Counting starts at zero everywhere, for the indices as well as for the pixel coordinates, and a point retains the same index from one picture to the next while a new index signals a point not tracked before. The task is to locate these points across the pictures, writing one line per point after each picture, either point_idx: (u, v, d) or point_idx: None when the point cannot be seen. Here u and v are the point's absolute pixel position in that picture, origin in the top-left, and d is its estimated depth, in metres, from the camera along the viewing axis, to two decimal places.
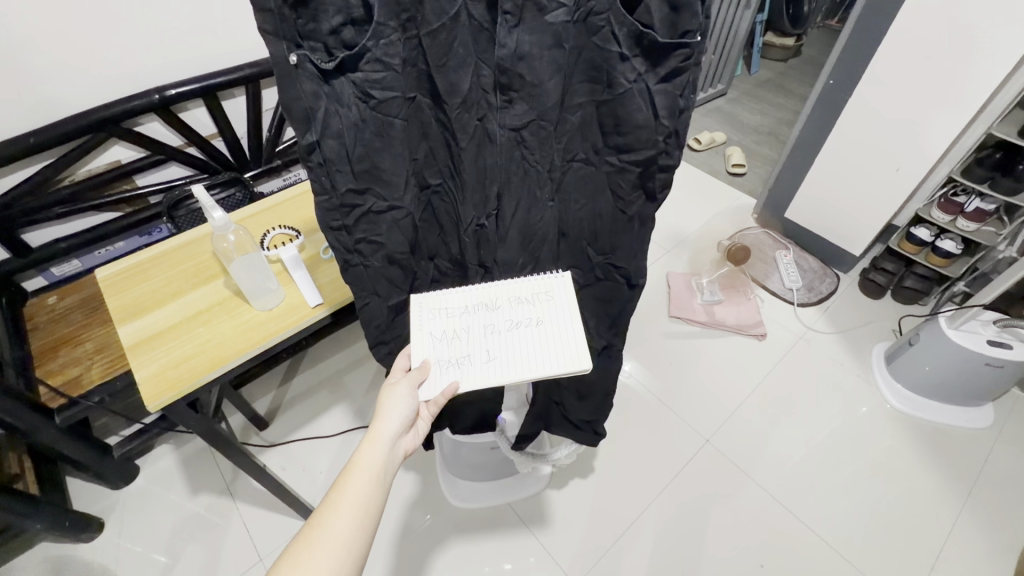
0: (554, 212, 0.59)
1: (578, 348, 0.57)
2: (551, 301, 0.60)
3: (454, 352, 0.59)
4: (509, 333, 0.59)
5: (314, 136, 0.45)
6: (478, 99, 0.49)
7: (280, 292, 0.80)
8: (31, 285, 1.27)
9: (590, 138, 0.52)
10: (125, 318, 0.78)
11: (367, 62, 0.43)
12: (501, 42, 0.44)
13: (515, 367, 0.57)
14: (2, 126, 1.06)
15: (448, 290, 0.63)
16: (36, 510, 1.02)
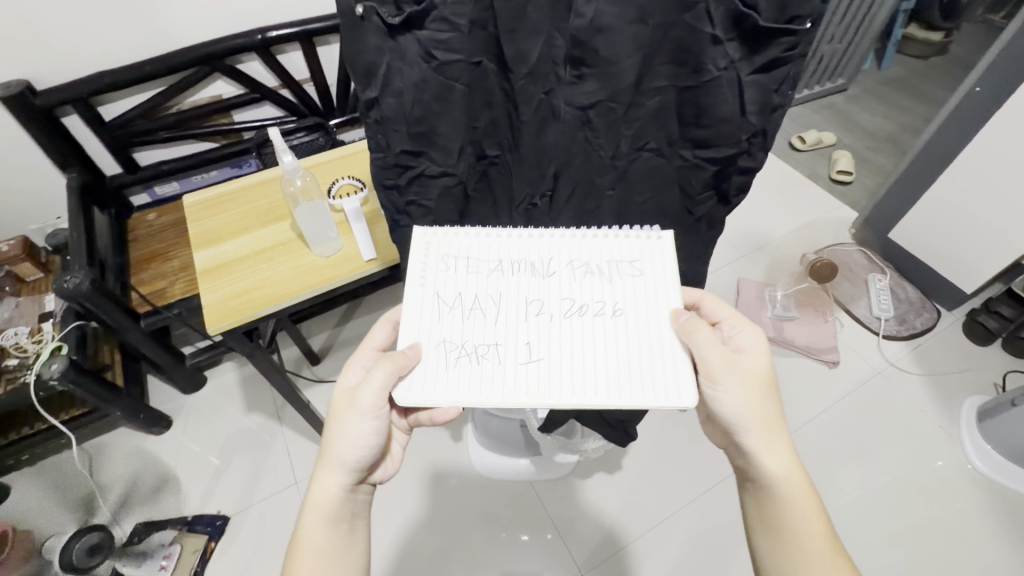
0: (615, 202, 0.55)
1: (657, 367, 0.50)
2: (635, 281, 0.54)
3: (473, 333, 0.52)
4: (549, 324, 0.52)
5: (374, 92, 0.43)
6: (547, 71, 0.45)
7: (338, 242, 0.82)
8: (137, 200, 1.41)
9: (666, 128, 0.48)
10: (201, 245, 0.84)
11: (434, 20, 0.41)
12: (579, 10, 0.40)
13: (554, 373, 0.50)
14: (124, 51, 1.17)
15: (467, 240, 0.56)
16: (118, 398, 1.17)
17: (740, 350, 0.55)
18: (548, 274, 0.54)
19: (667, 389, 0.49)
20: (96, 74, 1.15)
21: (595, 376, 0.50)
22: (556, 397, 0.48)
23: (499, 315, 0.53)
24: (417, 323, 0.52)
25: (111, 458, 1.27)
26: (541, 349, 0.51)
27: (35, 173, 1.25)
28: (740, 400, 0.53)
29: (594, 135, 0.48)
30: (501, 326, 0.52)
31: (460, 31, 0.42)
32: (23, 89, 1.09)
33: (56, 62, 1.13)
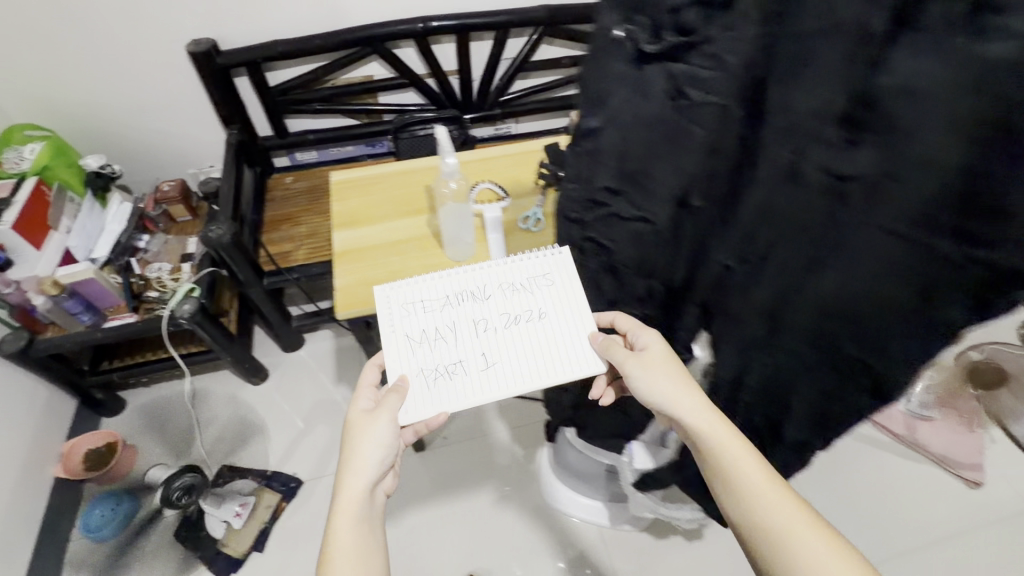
0: (826, 291, 0.43)
1: (579, 359, 0.62)
2: (546, 291, 0.65)
3: (434, 355, 0.63)
4: (488, 336, 0.64)
5: (601, 117, 0.44)
6: (808, 127, 0.37)
7: (472, 249, 0.80)
8: (279, 162, 1.50)
9: (937, 218, 0.35)
10: (341, 225, 0.85)
11: (697, 55, 0.38)
12: (888, 66, 0.32)
13: (501, 372, 0.62)
14: (300, 24, 1.24)
15: (417, 285, 0.67)
16: (230, 345, 1.24)
17: (639, 335, 0.62)
18: (485, 300, 0.66)
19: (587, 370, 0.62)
20: (272, 42, 1.22)
21: (542, 365, 0.62)
22: (517, 389, 0.61)
23: (451, 334, 0.64)
24: (396, 352, 0.63)
25: (212, 396, 1.36)
26: (495, 355, 0.63)
27: (203, 123, 1.36)
28: (655, 377, 0.59)
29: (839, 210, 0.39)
30: (459, 347, 0.64)
31: (720, 73, 0.38)
32: (210, 47, 1.17)
33: (242, 26, 1.21)
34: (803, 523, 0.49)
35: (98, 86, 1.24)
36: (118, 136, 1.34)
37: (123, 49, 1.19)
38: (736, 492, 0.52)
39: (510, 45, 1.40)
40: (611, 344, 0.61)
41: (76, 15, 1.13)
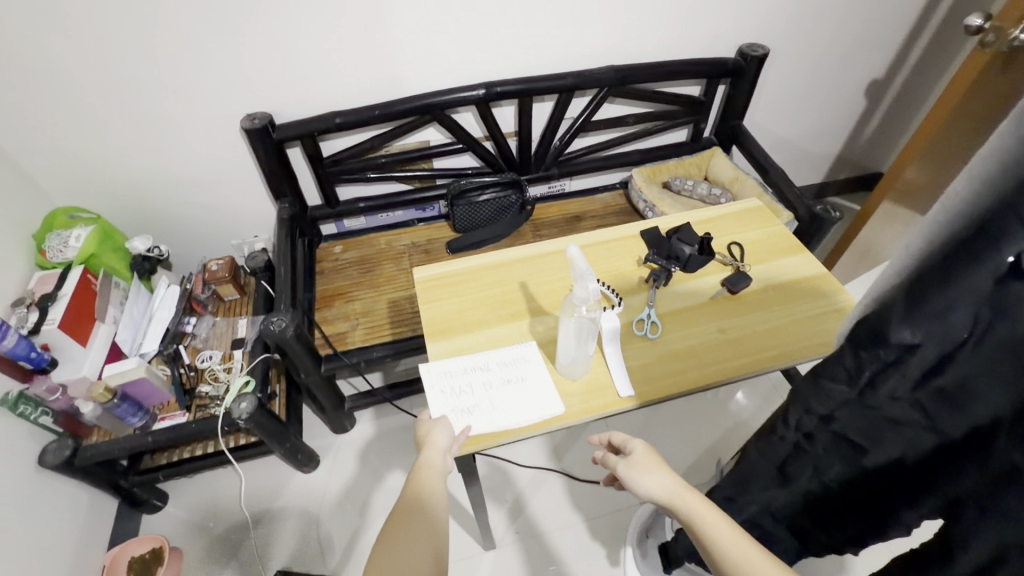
0: None
1: (557, 398, 0.68)
2: (529, 356, 0.73)
3: (463, 404, 0.68)
4: (506, 384, 0.69)
5: (912, 337, 0.36)
6: None
7: (589, 366, 0.70)
8: (326, 230, 1.42)
9: None
10: (434, 335, 0.76)
11: None
12: None
13: (518, 407, 0.67)
14: (358, 94, 1.17)
15: (441, 359, 0.73)
16: (284, 436, 1.15)
17: (628, 439, 0.60)
18: (488, 362, 0.72)
19: (556, 401, 0.68)
20: (329, 114, 1.16)
21: (537, 401, 0.68)
22: (521, 419, 0.66)
23: (479, 385, 0.70)
24: (438, 408, 0.67)
25: (261, 487, 1.26)
26: (499, 398, 0.68)
27: (251, 194, 1.30)
28: (645, 475, 0.55)
29: None
30: (474, 394, 0.69)
31: None
32: (266, 122, 1.11)
33: (299, 98, 1.15)
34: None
35: (145, 163, 1.18)
36: (162, 212, 1.27)
37: (173, 125, 1.13)
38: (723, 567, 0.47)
39: (571, 105, 1.34)
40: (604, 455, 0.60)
41: (125, 94, 1.06)
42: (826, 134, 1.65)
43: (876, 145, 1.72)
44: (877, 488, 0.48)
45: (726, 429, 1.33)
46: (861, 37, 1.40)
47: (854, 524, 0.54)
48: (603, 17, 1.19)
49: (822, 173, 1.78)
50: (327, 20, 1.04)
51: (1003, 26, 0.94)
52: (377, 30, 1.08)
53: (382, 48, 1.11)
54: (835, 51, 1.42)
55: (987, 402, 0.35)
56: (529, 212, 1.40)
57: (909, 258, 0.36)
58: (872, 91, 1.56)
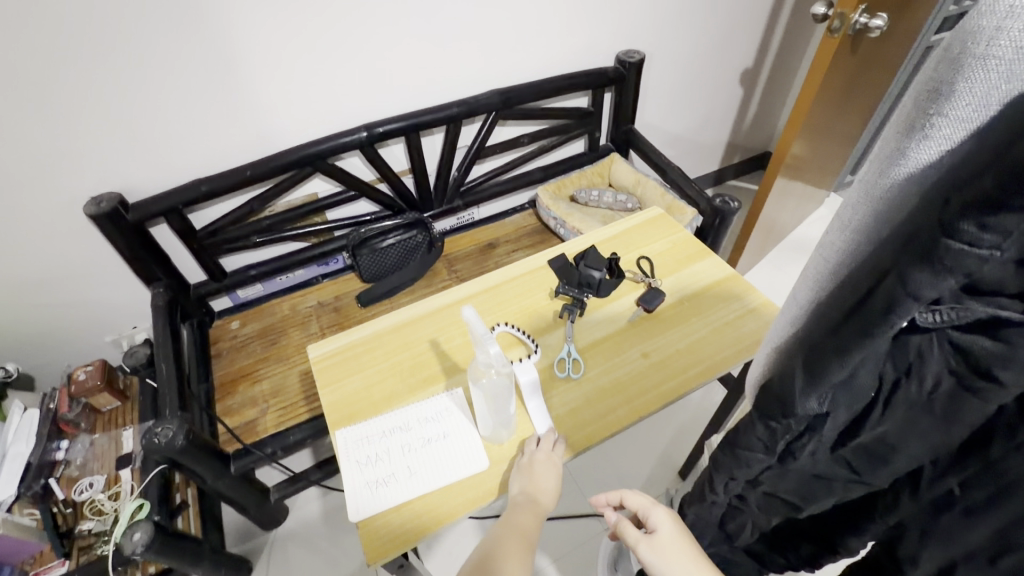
0: None
1: (480, 452, 0.63)
2: (452, 411, 0.67)
3: (380, 474, 0.62)
4: (427, 446, 0.64)
5: (817, 401, 0.32)
6: None
7: (515, 427, 0.64)
8: (219, 305, 1.27)
9: None
10: (340, 421, 0.67)
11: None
12: None
13: (439, 469, 0.62)
14: (224, 155, 1.06)
15: (361, 422, 0.67)
16: (200, 556, 1.00)
17: (651, 514, 0.58)
18: (409, 424, 0.66)
19: (477, 457, 0.63)
20: (192, 183, 1.03)
21: (459, 462, 0.62)
22: (441, 484, 0.61)
23: (398, 450, 0.64)
24: (354, 488, 0.61)
25: None
26: (419, 464, 0.62)
27: (118, 284, 1.13)
28: (675, 562, 0.53)
29: None
30: (392, 461, 0.63)
31: None
32: (116, 204, 0.97)
33: (151, 171, 1.01)
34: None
35: None
36: (7, 323, 1.07)
37: None
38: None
39: (462, 133, 1.29)
40: (621, 524, 0.58)
41: None
42: (714, 124, 1.72)
43: (759, 126, 1.81)
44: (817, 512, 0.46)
45: (675, 430, 1.32)
46: (727, 30, 1.47)
47: (804, 547, 0.51)
48: (476, 42, 1.15)
49: (718, 160, 1.86)
50: (170, 80, 0.93)
51: (846, 11, 0.99)
52: (231, 85, 0.98)
53: (241, 103, 1.01)
54: (706, 46, 1.48)
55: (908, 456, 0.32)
56: (439, 249, 1.33)
57: (814, 298, 0.32)
58: (746, 79, 1.63)
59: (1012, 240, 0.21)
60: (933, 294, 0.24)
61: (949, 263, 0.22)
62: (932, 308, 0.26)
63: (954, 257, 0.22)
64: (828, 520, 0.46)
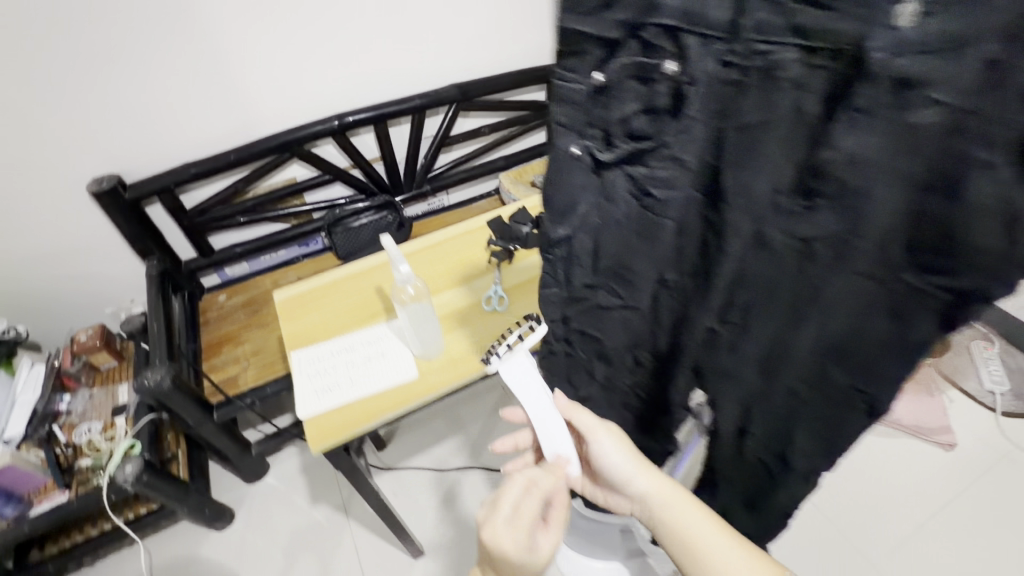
0: (807, 336, 0.41)
1: (410, 365, 0.76)
2: (389, 337, 0.80)
3: (325, 382, 0.74)
4: (366, 361, 0.76)
5: (566, 231, 0.45)
6: (766, 204, 0.37)
7: (441, 344, 0.77)
8: (208, 281, 1.41)
9: (891, 256, 0.34)
10: (296, 346, 0.80)
11: (659, 158, 0.38)
12: (831, 142, 0.32)
13: (374, 378, 0.74)
14: (211, 141, 1.20)
15: (313, 346, 0.79)
16: (185, 496, 1.11)
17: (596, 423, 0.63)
18: (352, 346, 0.79)
19: (407, 369, 0.75)
20: (183, 166, 1.17)
21: (391, 373, 0.75)
22: (374, 388, 0.73)
23: (342, 365, 0.76)
24: (303, 392, 0.73)
25: (172, 556, 1.21)
26: (358, 375, 0.75)
27: (117, 259, 1.26)
28: (612, 445, 0.60)
29: (813, 269, 0.38)
30: (336, 373, 0.75)
31: (681, 166, 0.38)
32: (115, 183, 1.11)
33: (147, 155, 1.15)
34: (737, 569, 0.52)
35: None
36: (17, 292, 1.21)
37: (12, 201, 1.09)
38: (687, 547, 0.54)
39: (427, 125, 1.43)
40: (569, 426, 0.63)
41: None
42: None
43: None
44: (655, 378, 0.58)
45: None
46: None
47: (661, 422, 0.63)
48: (437, 42, 1.30)
49: None
50: (164, 73, 1.07)
51: None
52: (217, 78, 1.12)
53: (225, 94, 1.15)
54: None
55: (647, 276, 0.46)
56: (408, 229, 1.44)
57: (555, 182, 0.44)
58: None
59: (588, 77, 0.36)
60: (578, 127, 0.39)
61: (572, 103, 0.38)
62: (608, 146, 0.39)
63: (569, 94, 0.38)
64: (664, 387, 0.58)
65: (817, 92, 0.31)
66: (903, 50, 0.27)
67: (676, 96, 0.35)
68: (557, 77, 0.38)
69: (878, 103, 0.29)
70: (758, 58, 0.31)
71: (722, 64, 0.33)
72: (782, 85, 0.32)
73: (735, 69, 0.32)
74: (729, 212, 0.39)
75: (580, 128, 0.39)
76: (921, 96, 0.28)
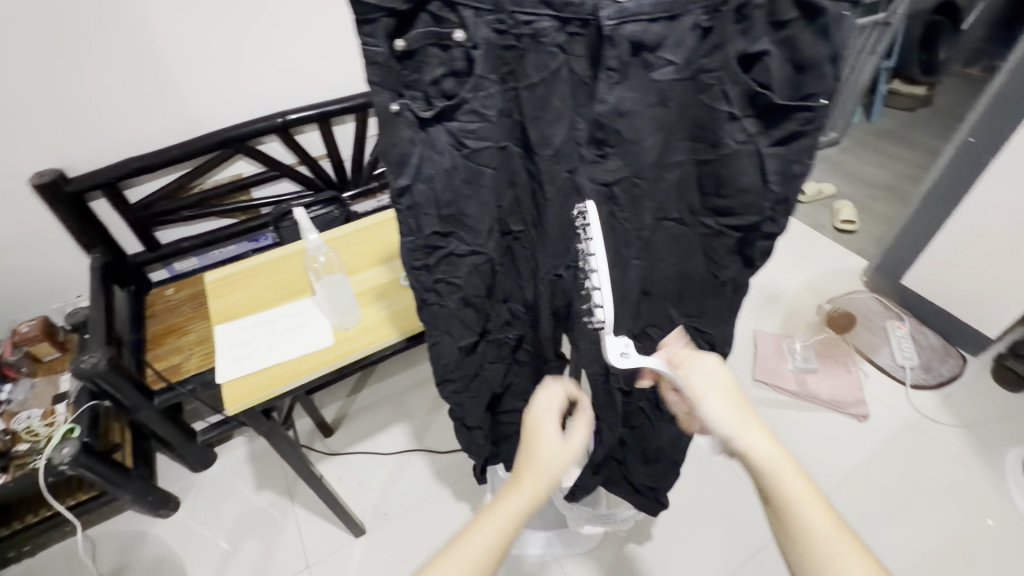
0: (639, 271, 0.54)
1: (328, 332, 0.81)
2: (310, 308, 0.85)
3: (246, 351, 0.79)
4: (287, 331, 0.81)
5: (405, 180, 0.48)
6: (570, 152, 0.46)
7: (358, 314, 0.82)
8: (157, 276, 1.44)
9: (686, 198, 0.49)
10: (221, 320, 0.85)
11: (464, 113, 0.45)
12: (601, 97, 0.42)
13: (293, 345, 0.79)
14: (155, 137, 1.24)
15: (238, 319, 0.84)
16: (127, 482, 1.13)
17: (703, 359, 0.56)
18: (274, 318, 0.84)
19: (325, 336, 0.81)
20: (127, 160, 1.22)
21: (309, 340, 0.80)
22: (292, 354, 0.78)
23: (263, 335, 0.81)
24: (224, 360, 0.78)
25: (115, 546, 1.22)
26: (278, 343, 0.80)
27: (61, 253, 1.29)
28: (713, 398, 0.52)
29: (618, 210, 0.49)
30: (257, 342, 0.80)
31: (487, 119, 0.45)
32: (56, 176, 1.14)
33: (90, 149, 1.19)
34: (861, 566, 0.44)
35: None
36: None
37: None
38: (800, 539, 0.47)
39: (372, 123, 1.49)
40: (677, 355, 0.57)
41: None
42: None
43: None
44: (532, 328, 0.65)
45: None
46: None
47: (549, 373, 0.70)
48: None
49: None
50: (105, 70, 1.12)
51: None
52: (159, 76, 1.17)
53: (167, 91, 1.20)
54: None
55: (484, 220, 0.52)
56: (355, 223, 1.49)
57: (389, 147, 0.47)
58: None
59: (384, 38, 0.41)
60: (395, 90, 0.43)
61: (386, 70, 0.42)
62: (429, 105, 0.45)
63: (376, 59, 0.42)
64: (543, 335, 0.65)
65: (583, 55, 0.42)
66: (632, 19, 0.38)
67: (468, 60, 0.42)
68: (363, 42, 0.41)
69: (625, 62, 0.40)
70: (522, 27, 0.41)
71: (496, 33, 0.41)
72: (551, 48, 0.41)
73: (507, 35, 0.42)
74: (539, 160, 0.47)
75: (395, 87, 0.44)
76: (657, 57, 0.40)
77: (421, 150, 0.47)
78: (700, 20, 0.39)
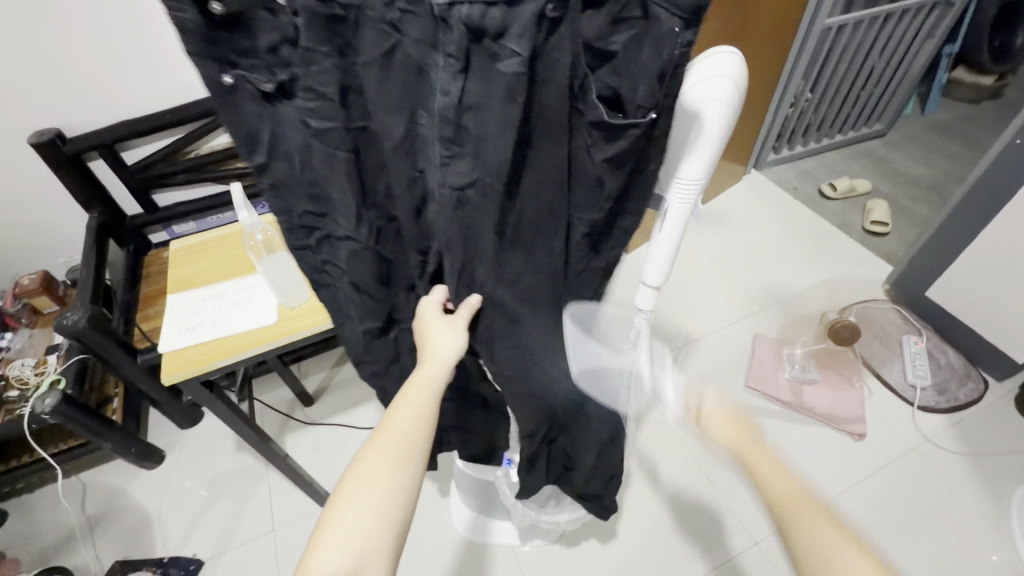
0: (516, 280, 0.55)
1: (272, 309, 0.81)
2: (260, 285, 0.84)
3: (190, 322, 0.79)
4: (233, 306, 0.81)
5: (261, 159, 0.51)
6: (424, 144, 0.50)
7: (305, 292, 0.81)
8: (157, 237, 1.48)
9: (562, 205, 0.51)
10: (174, 290, 0.85)
11: (302, 89, 0.46)
12: (445, 88, 0.43)
13: (236, 320, 0.79)
14: (148, 101, 1.26)
15: (190, 290, 0.85)
16: (113, 433, 1.17)
17: None
18: (224, 292, 0.84)
19: (268, 314, 0.80)
20: (120, 123, 1.24)
21: (252, 317, 0.80)
22: (233, 329, 0.78)
23: (211, 308, 0.81)
24: (168, 330, 0.79)
25: (103, 490, 1.29)
26: (221, 317, 0.80)
27: (62, 211, 1.34)
28: None
29: (471, 208, 0.50)
30: (203, 314, 0.80)
31: (327, 100, 0.47)
32: (53, 136, 1.17)
33: (85, 111, 1.22)
34: None
35: None
36: None
37: None
38: None
39: None
40: None
41: None
42: None
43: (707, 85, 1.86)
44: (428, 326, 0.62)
45: None
46: None
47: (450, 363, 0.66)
48: None
49: None
50: (96, 33, 1.13)
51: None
52: (148, 40, 1.17)
53: (158, 55, 1.20)
54: None
55: (348, 206, 0.54)
56: None
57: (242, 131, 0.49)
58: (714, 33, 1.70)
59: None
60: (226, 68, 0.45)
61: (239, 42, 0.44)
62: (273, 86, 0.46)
63: (185, 24, 0.42)
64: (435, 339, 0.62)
65: (417, 34, 0.43)
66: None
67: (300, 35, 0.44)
68: (170, 7, 0.41)
69: (462, 47, 0.41)
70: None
71: (318, 1, 0.41)
72: (382, 22, 0.43)
73: (329, 1, 0.42)
74: (398, 147, 0.50)
75: (229, 58, 0.45)
76: (500, 47, 0.40)
77: (267, 126, 0.49)
78: (545, 9, 0.39)
